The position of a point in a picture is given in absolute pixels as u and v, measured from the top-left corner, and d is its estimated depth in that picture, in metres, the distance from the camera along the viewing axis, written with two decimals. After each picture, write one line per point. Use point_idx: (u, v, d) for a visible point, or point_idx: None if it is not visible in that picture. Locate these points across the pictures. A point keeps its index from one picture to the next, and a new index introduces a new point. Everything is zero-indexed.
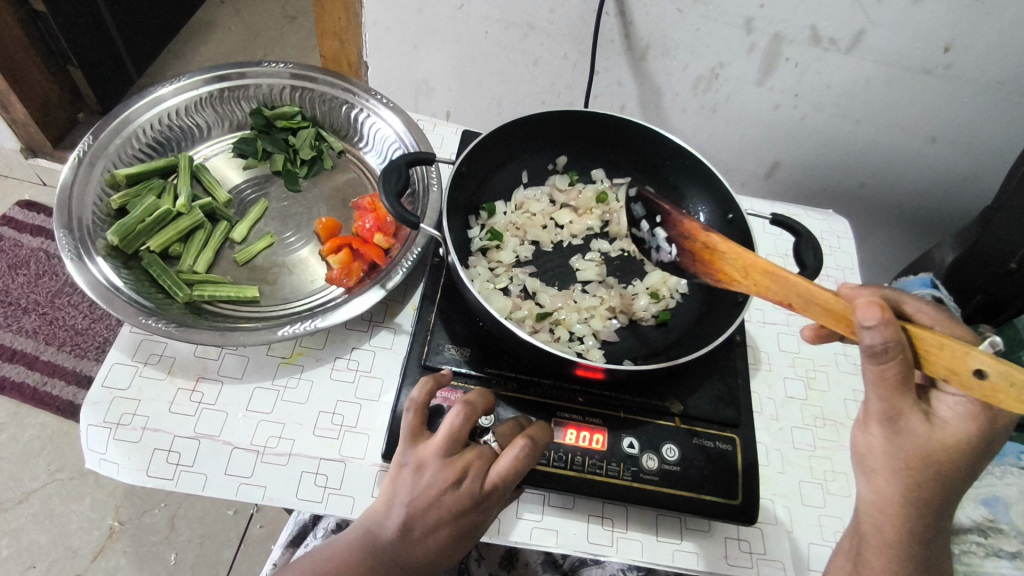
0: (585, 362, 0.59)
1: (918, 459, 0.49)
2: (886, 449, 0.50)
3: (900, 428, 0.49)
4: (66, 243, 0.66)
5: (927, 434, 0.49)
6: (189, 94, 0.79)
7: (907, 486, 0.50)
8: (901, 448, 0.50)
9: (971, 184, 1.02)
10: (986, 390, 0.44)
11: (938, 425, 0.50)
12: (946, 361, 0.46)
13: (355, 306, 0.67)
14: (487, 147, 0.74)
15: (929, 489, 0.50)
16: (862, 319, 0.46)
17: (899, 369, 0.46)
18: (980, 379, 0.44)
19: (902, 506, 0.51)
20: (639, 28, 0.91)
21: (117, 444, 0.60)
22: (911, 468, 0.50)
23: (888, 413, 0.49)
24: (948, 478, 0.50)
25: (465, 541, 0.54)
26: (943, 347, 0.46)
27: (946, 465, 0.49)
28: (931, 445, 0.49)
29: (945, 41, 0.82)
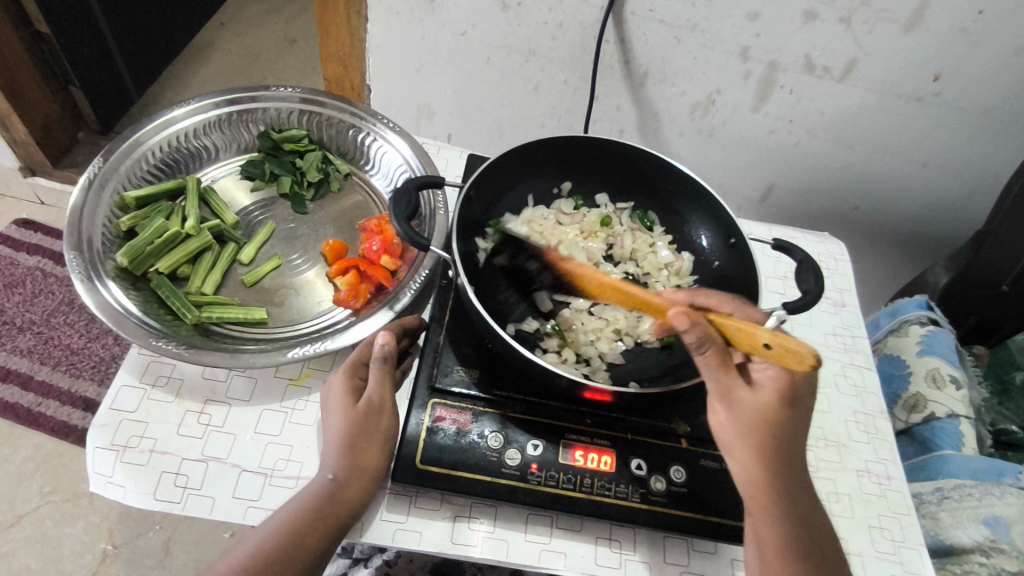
0: (593, 385, 0.60)
1: (757, 421, 0.55)
2: (733, 419, 0.55)
3: (732, 398, 0.55)
4: (77, 266, 0.66)
5: (756, 398, 0.56)
6: (199, 117, 0.80)
7: (761, 449, 0.54)
8: (741, 415, 0.55)
9: (960, 207, 1.04)
10: (778, 356, 0.51)
11: (756, 390, 0.56)
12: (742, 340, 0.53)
13: (362, 329, 0.68)
14: (495, 171, 0.76)
15: (778, 445, 0.55)
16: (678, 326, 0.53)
17: (716, 355, 0.54)
18: (768, 349, 0.52)
19: (763, 469, 0.55)
20: (638, 55, 0.93)
21: (123, 467, 0.60)
22: (757, 430, 0.55)
23: (720, 390, 0.55)
24: (783, 429, 0.56)
25: (366, 435, 0.58)
26: (739, 327, 0.53)
27: (778, 423, 0.55)
28: (760, 407, 0.55)
29: (934, 70, 0.85)
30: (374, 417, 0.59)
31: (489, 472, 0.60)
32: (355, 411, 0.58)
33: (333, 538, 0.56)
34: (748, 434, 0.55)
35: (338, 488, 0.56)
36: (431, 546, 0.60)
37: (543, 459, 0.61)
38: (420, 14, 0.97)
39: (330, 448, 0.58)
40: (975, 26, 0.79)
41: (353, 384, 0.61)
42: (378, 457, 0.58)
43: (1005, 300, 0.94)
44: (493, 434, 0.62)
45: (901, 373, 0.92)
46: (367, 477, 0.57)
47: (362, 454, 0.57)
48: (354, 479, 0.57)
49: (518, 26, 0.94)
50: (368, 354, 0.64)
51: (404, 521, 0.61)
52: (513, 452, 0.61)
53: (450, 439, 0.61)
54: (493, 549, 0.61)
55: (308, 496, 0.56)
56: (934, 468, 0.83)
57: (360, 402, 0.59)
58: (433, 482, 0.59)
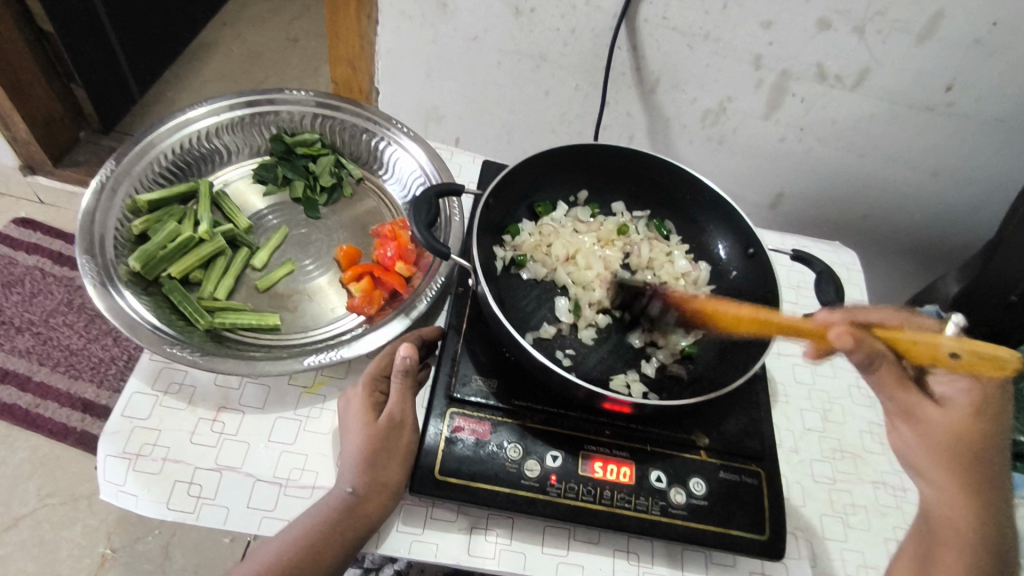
0: (613, 397, 0.59)
1: (956, 447, 0.58)
2: (924, 442, 0.60)
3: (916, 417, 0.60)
4: (90, 271, 0.65)
5: (945, 416, 0.59)
6: (212, 120, 0.79)
7: (960, 476, 0.58)
8: (928, 433, 0.59)
9: (969, 217, 1.05)
10: (968, 363, 0.55)
11: (946, 408, 0.59)
12: (924, 354, 0.57)
13: (378, 337, 0.67)
14: (513, 179, 0.76)
15: (973, 473, 0.58)
16: (841, 346, 0.56)
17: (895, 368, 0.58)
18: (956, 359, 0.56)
19: (964, 499, 0.58)
20: (651, 62, 0.93)
21: (136, 475, 0.59)
22: (946, 449, 0.58)
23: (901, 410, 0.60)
24: (981, 446, 0.58)
25: (387, 452, 0.57)
26: (916, 342, 0.57)
27: (966, 441, 0.58)
28: (956, 424, 0.58)
29: (946, 82, 0.85)
30: (393, 433, 0.58)
31: (509, 484, 0.60)
32: (375, 427, 0.58)
33: (350, 552, 0.55)
34: (935, 457, 0.59)
35: (357, 504, 0.55)
36: (448, 558, 0.59)
37: (563, 471, 0.61)
38: (431, 18, 0.96)
39: (349, 461, 0.57)
40: (989, 38, 0.79)
41: (373, 399, 0.60)
42: (396, 471, 0.57)
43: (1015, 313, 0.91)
44: (513, 445, 0.61)
45: None
46: (387, 493, 0.57)
47: (382, 470, 0.57)
48: (372, 494, 0.56)
49: (530, 31, 0.94)
50: (387, 367, 0.63)
51: (420, 532, 0.60)
52: (532, 463, 0.61)
53: (468, 450, 0.61)
54: (510, 561, 0.60)
55: (327, 511, 0.55)
56: None
57: (380, 418, 0.59)
58: (451, 493, 0.59)
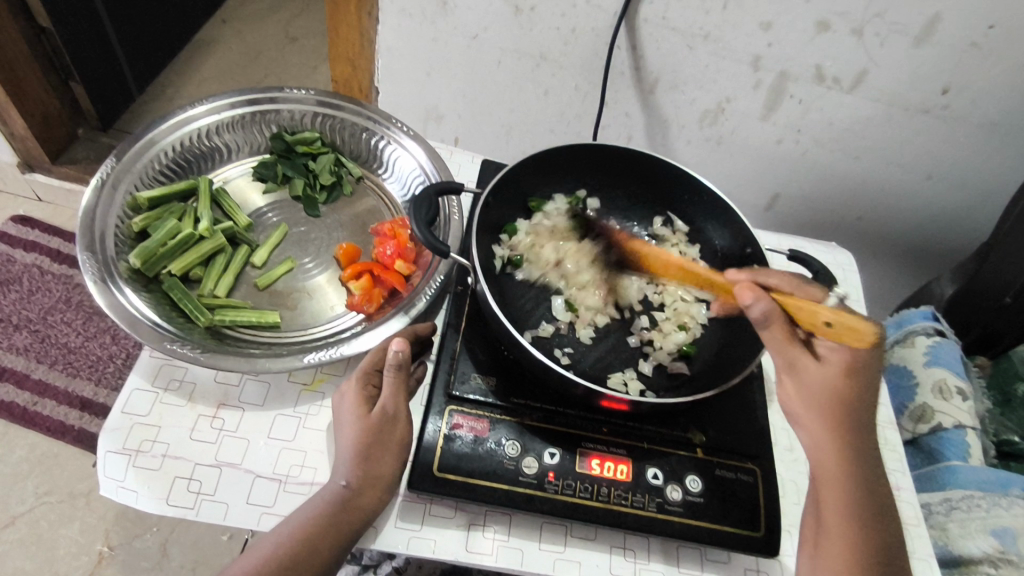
0: (610, 394, 0.59)
1: (829, 398, 0.56)
2: (801, 393, 0.57)
3: (799, 371, 0.57)
4: (91, 267, 0.65)
5: (823, 372, 0.57)
6: (212, 118, 0.80)
7: (832, 425, 0.56)
8: (807, 387, 0.57)
9: (965, 218, 1.05)
10: (838, 333, 0.56)
11: (823, 363, 0.57)
12: (804, 317, 0.57)
13: (377, 335, 0.67)
14: (512, 178, 0.76)
15: (846, 419, 0.57)
16: (742, 302, 0.57)
17: (782, 329, 0.57)
18: (828, 327, 0.56)
19: (837, 450, 0.57)
20: (650, 62, 0.94)
21: (136, 471, 0.60)
22: (829, 402, 0.56)
23: (786, 362, 0.57)
24: (852, 398, 0.57)
25: (384, 446, 0.58)
26: (801, 304, 0.56)
27: (847, 394, 0.56)
28: (833, 378, 0.56)
29: (942, 84, 0.86)
30: (389, 427, 0.59)
31: (506, 480, 0.60)
32: (369, 421, 0.58)
33: (346, 545, 0.56)
34: (812, 407, 0.57)
35: (353, 496, 0.56)
36: (446, 554, 0.60)
37: (560, 468, 0.61)
38: (432, 17, 0.96)
39: (345, 455, 0.58)
40: (984, 41, 0.80)
41: (367, 393, 0.61)
42: (393, 466, 0.58)
43: (1004, 313, 0.94)
44: (510, 442, 0.62)
45: (908, 385, 0.92)
46: (383, 486, 0.57)
47: (378, 463, 0.57)
48: (369, 488, 0.57)
49: (530, 30, 0.94)
50: (380, 361, 0.63)
51: (419, 529, 0.60)
52: (530, 460, 0.61)
53: (467, 447, 0.61)
54: (508, 557, 0.60)
55: (322, 504, 0.56)
56: (942, 479, 0.83)
57: (376, 410, 0.59)
58: (450, 490, 0.59)
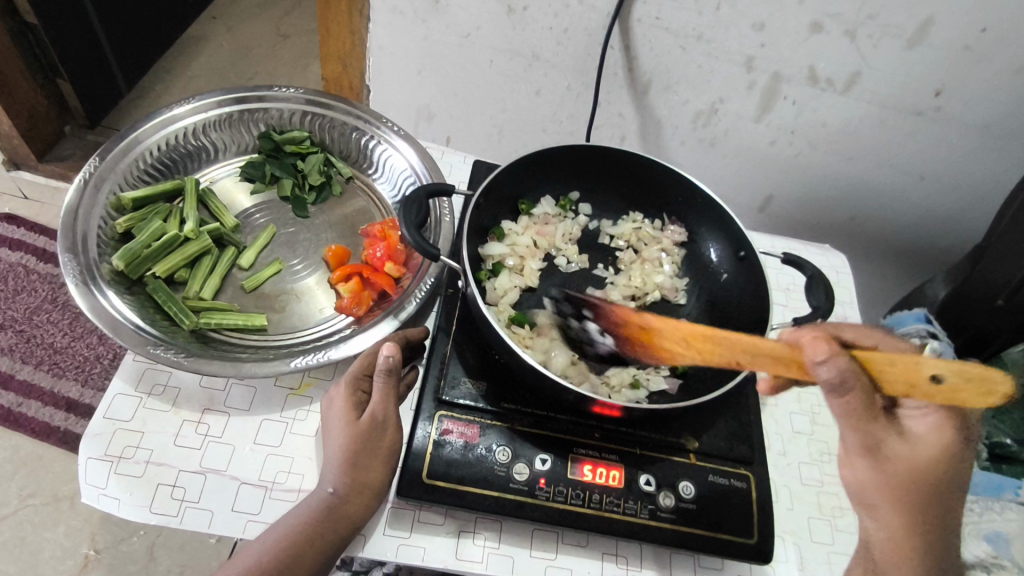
0: (602, 401, 0.59)
1: (907, 483, 0.52)
2: (882, 479, 0.52)
3: (881, 453, 0.52)
4: (72, 269, 0.64)
5: (910, 453, 0.52)
6: (198, 117, 0.78)
7: (906, 513, 0.53)
8: (890, 471, 0.52)
9: (957, 221, 1.05)
10: (948, 395, 0.44)
11: (911, 444, 0.53)
12: (902, 376, 0.46)
13: (366, 338, 0.66)
14: (505, 179, 0.75)
15: (923, 507, 0.53)
16: (814, 357, 0.47)
17: (863, 397, 0.47)
18: (938, 385, 0.44)
19: (909, 534, 0.53)
20: (643, 63, 0.93)
21: (118, 478, 0.58)
22: (904, 486, 0.52)
23: (870, 445, 0.51)
24: (935, 485, 0.53)
25: (374, 454, 0.57)
26: (895, 361, 0.46)
27: (928, 479, 0.52)
28: (915, 463, 0.52)
29: (936, 86, 0.86)
30: (377, 434, 0.58)
31: (497, 486, 0.59)
32: (357, 427, 0.57)
33: (333, 553, 0.55)
34: (889, 495, 0.52)
35: (339, 504, 0.55)
36: (435, 562, 0.59)
37: (552, 474, 0.61)
38: (423, 15, 0.95)
39: (333, 461, 0.57)
40: (979, 44, 0.79)
41: (356, 398, 0.60)
42: (381, 474, 0.57)
43: (997, 317, 0.93)
44: (501, 448, 0.61)
45: None
46: (370, 493, 0.56)
47: (367, 471, 0.56)
48: (356, 495, 0.55)
49: (523, 30, 0.93)
50: (369, 366, 0.62)
51: (408, 536, 0.59)
52: (521, 467, 0.60)
53: (457, 453, 0.60)
54: (498, 565, 0.59)
55: (308, 512, 0.55)
56: None
57: (364, 416, 0.58)
58: (439, 497, 0.58)
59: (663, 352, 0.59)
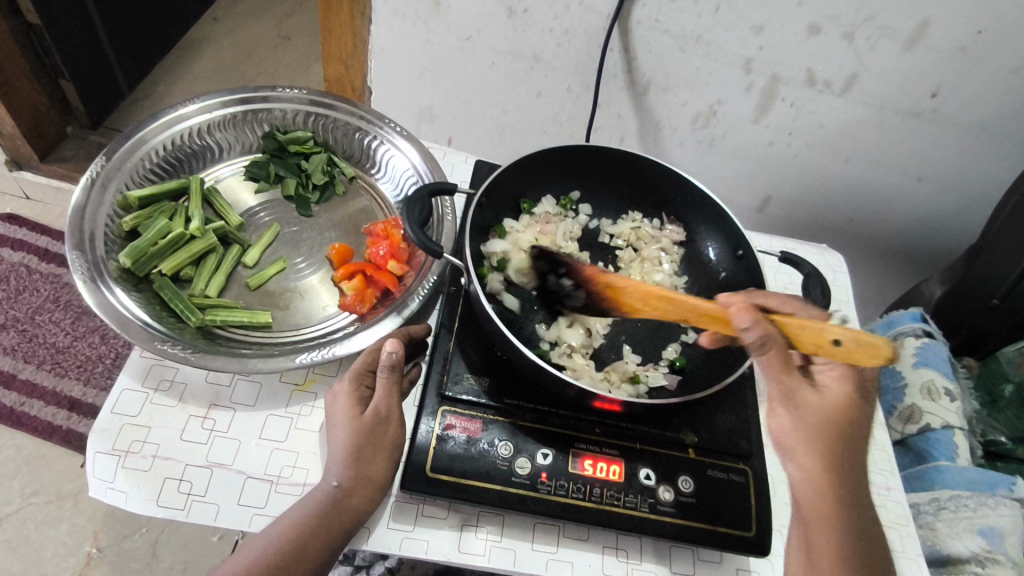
0: (603, 396, 0.60)
1: (823, 427, 0.56)
2: (794, 420, 0.56)
3: (795, 401, 0.56)
4: (80, 267, 0.65)
5: (821, 401, 0.56)
6: (203, 116, 0.79)
7: (825, 457, 0.55)
8: (804, 417, 0.56)
9: (952, 221, 1.06)
10: (850, 353, 0.53)
11: (823, 393, 0.57)
12: (809, 338, 0.54)
13: (368, 335, 0.67)
14: (507, 178, 0.77)
15: (840, 450, 0.56)
16: (741, 325, 0.53)
17: (780, 355, 0.54)
18: (839, 347, 0.53)
19: (828, 478, 0.56)
20: (642, 64, 0.94)
21: (126, 472, 0.59)
22: (822, 430, 0.55)
23: (782, 393, 0.55)
24: (848, 430, 0.56)
25: (378, 450, 0.58)
26: (804, 326, 0.54)
27: (842, 424, 0.56)
28: (826, 409, 0.56)
29: (931, 88, 0.87)
30: (382, 428, 0.59)
31: (500, 480, 0.60)
32: (361, 421, 0.58)
33: (336, 545, 0.55)
34: (807, 439, 0.56)
35: (344, 497, 0.56)
36: (438, 555, 0.60)
37: (553, 468, 0.62)
38: (424, 17, 0.96)
39: (337, 455, 0.57)
40: (974, 46, 0.81)
41: (360, 393, 0.61)
42: (385, 467, 0.58)
43: (994, 316, 0.94)
44: (503, 443, 0.62)
45: (897, 385, 0.92)
46: (374, 487, 0.57)
47: (370, 465, 0.57)
48: (361, 488, 0.56)
49: (524, 32, 0.94)
50: (373, 362, 0.63)
51: (411, 530, 0.60)
52: (523, 461, 0.61)
53: (460, 447, 0.61)
54: (500, 558, 0.60)
55: (313, 504, 0.56)
56: (931, 480, 0.84)
57: (368, 411, 0.59)
58: (443, 490, 0.59)
59: (626, 307, 0.66)
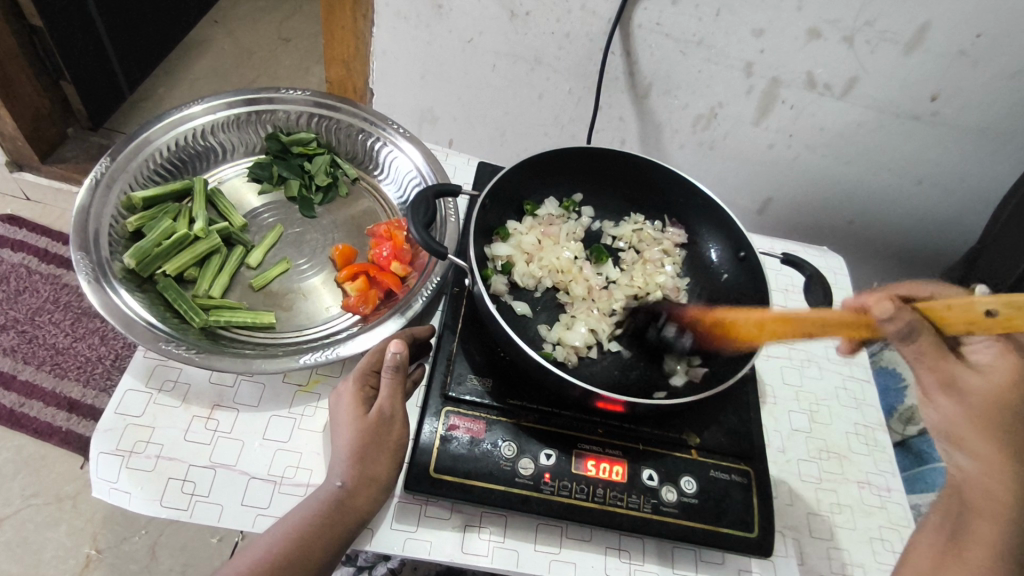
0: (607, 396, 0.60)
1: (993, 411, 0.54)
2: (964, 409, 0.54)
3: (957, 389, 0.54)
4: (84, 267, 0.65)
5: (985, 381, 0.55)
6: (207, 117, 0.79)
7: (999, 440, 0.54)
8: (970, 402, 0.54)
9: (952, 223, 1.07)
10: (1003, 323, 0.46)
11: (984, 374, 0.55)
12: (960, 318, 0.49)
13: (371, 336, 0.67)
14: (510, 181, 0.77)
15: (1010, 432, 0.54)
16: (882, 315, 0.50)
17: (934, 342, 0.51)
18: (991, 318, 0.47)
19: (998, 471, 0.54)
20: (644, 67, 0.94)
21: (129, 472, 0.59)
22: (989, 412, 0.54)
23: (942, 380, 0.54)
24: (1019, 410, 0.55)
25: (381, 450, 0.58)
26: (951, 306, 0.50)
27: (1013, 406, 0.54)
28: (993, 390, 0.54)
29: (931, 91, 0.87)
30: (385, 428, 0.59)
31: (503, 481, 0.60)
32: (366, 421, 0.58)
33: (340, 545, 0.55)
34: (976, 424, 0.54)
35: (347, 498, 0.56)
36: (441, 555, 0.60)
37: (556, 469, 0.62)
38: (427, 20, 0.96)
39: (342, 456, 0.57)
40: (973, 49, 0.81)
41: (364, 393, 0.61)
42: (389, 467, 0.58)
43: None
44: (506, 443, 0.62)
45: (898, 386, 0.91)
46: (378, 487, 0.57)
47: (374, 465, 0.57)
48: (365, 489, 0.56)
49: (526, 34, 0.94)
50: (377, 363, 0.63)
51: (414, 530, 0.60)
52: (526, 461, 0.62)
53: (463, 448, 0.61)
54: (503, 558, 0.60)
55: (316, 504, 0.56)
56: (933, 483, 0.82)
57: (372, 411, 0.59)
58: (446, 490, 0.59)
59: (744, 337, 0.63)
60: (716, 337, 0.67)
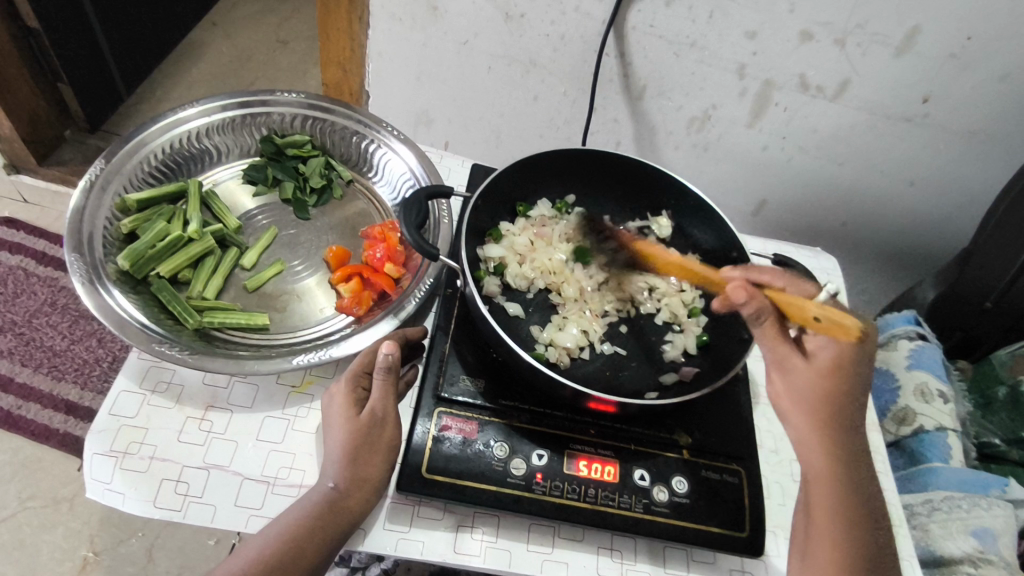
0: (598, 397, 0.60)
1: (816, 396, 0.58)
2: (789, 391, 0.59)
3: (788, 369, 0.59)
4: (79, 269, 0.65)
5: (811, 367, 0.59)
6: (201, 120, 0.80)
7: (822, 425, 0.58)
8: (793, 384, 0.59)
9: (945, 224, 1.07)
10: (828, 327, 0.57)
11: (812, 360, 0.59)
12: (794, 313, 0.58)
13: (365, 337, 0.68)
14: (504, 182, 0.78)
15: (834, 415, 0.58)
16: (736, 300, 0.58)
17: (775, 324, 0.58)
18: (818, 321, 0.57)
19: (831, 468, 0.58)
20: (638, 69, 0.95)
21: (123, 473, 0.59)
22: (819, 398, 0.58)
23: (776, 359, 0.59)
24: (838, 396, 0.58)
25: (375, 451, 0.58)
26: (791, 300, 0.58)
27: (837, 391, 0.58)
28: (818, 377, 0.58)
29: (923, 93, 0.88)
30: (377, 429, 0.59)
31: (495, 481, 0.60)
32: (358, 422, 0.59)
33: (331, 545, 0.55)
34: (802, 408, 0.59)
35: (339, 498, 0.56)
36: (433, 555, 0.60)
37: (548, 469, 0.62)
38: (422, 22, 0.97)
39: (334, 457, 0.58)
40: (964, 52, 0.82)
41: (356, 394, 0.61)
42: (381, 467, 0.58)
43: (985, 317, 0.95)
44: (499, 444, 0.62)
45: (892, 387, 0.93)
46: (370, 487, 0.57)
47: (367, 466, 0.58)
48: (356, 489, 0.57)
49: (520, 37, 0.95)
50: (370, 364, 0.64)
51: (407, 530, 0.61)
52: (518, 462, 0.62)
53: (455, 448, 0.62)
54: (496, 559, 0.61)
55: (308, 504, 0.56)
56: (923, 480, 0.84)
57: (364, 412, 0.60)
58: (439, 491, 0.59)
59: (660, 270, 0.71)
60: (642, 263, 0.73)
